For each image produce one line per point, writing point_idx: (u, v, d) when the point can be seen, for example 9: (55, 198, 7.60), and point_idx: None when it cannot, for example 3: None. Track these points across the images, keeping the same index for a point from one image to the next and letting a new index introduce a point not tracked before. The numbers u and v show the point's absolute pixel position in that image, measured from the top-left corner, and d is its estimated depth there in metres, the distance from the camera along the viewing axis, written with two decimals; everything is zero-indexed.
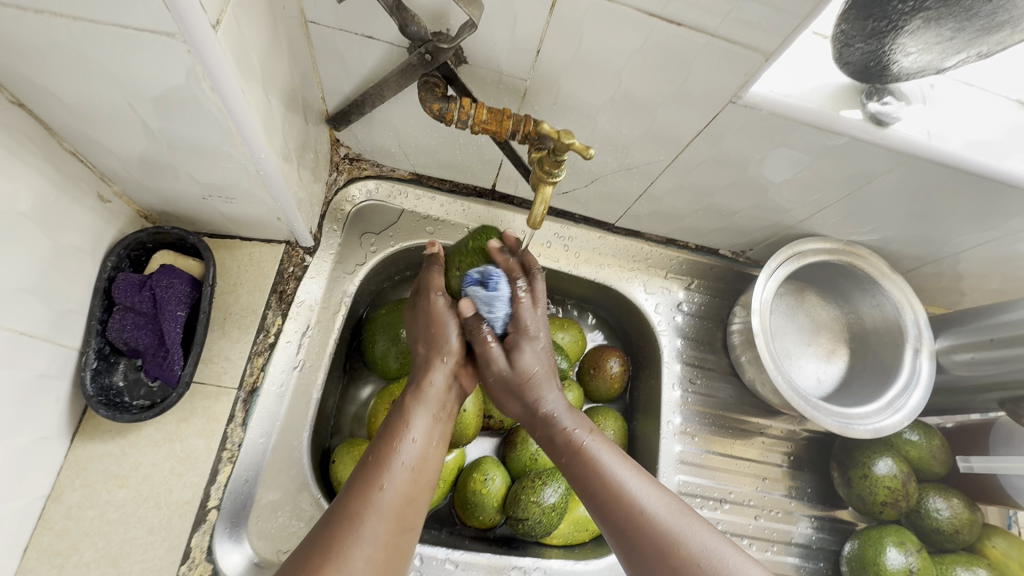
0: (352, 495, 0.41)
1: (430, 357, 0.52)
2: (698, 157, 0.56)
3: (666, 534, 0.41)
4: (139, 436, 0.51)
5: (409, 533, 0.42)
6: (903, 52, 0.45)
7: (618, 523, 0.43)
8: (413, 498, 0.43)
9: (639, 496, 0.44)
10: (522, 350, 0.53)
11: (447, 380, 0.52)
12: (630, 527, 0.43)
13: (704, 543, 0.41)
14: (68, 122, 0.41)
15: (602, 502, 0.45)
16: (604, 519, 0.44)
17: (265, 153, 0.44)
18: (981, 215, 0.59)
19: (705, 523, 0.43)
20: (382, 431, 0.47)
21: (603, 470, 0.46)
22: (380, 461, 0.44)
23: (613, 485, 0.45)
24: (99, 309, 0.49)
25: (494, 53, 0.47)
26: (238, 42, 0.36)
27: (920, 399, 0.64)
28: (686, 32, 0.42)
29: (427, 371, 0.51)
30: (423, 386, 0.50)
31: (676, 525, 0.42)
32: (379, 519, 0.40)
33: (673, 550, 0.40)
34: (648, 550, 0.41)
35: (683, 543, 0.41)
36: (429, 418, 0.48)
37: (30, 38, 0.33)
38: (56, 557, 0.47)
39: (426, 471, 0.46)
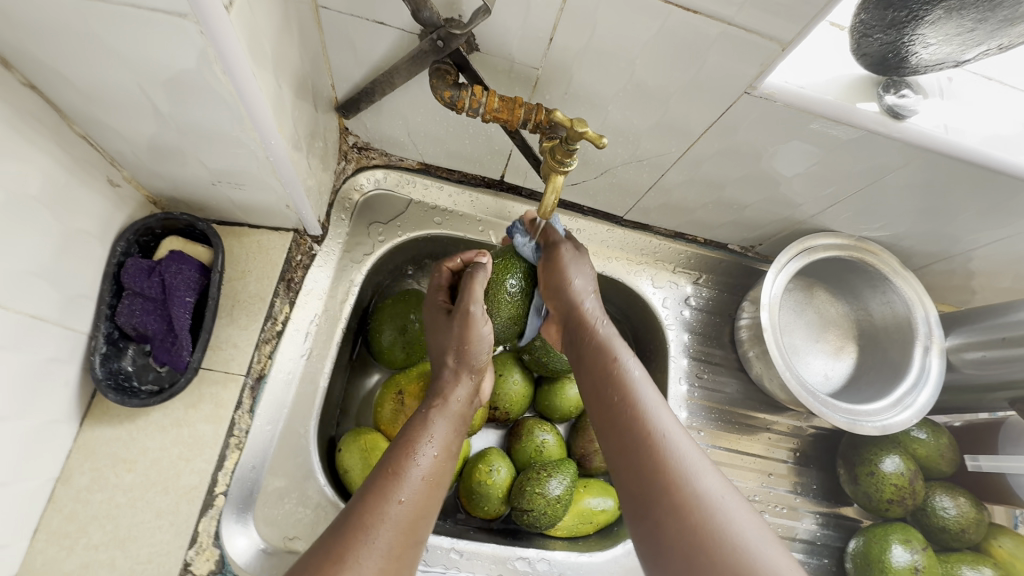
0: (366, 502, 0.41)
1: (454, 370, 0.53)
2: (710, 149, 0.55)
3: (679, 472, 0.41)
4: (147, 421, 0.51)
5: (416, 546, 0.42)
6: (923, 43, 0.44)
7: (636, 443, 0.44)
8: (424, 511, 0.43)
9: (663, 429, 0.44)
10: (574, 266, 0.56)
11: (468, 397, 0.53)
12: (643, 448, 0.43)
13: (717, 491, 0.40)
14: (79, 105, 0.41)
15: (622, 429, 0.45)
16: (620, 442, 0.45)
17: (275, 138, 0.44)
18: (995, 212, 0.58)
19: (722, 475, 0.42)
20: (399, 440, 0.47)
21: (632, 399, 0.47)
22: (398, 471, 0.44)
23: (638, 415, 0.45)
24: (108, 294, 0.49)
25: (506, 41, 0.47)
26: (250, 25, 0.36)
27: (930, 397, 0.63)
28: (702, 20, 0.41)
29: (449, 385, 0.53)
30: (445, 401, 0.51)
31: (691, 466, 0.42)
32: (392, 529, 0.40)
33: (682, 487, 0.40)
34: (655, 480, 0.42)
35: (692, 484, 0.40)
36: (448, 429, 0.49)
37: (42, 18, 0.33)
38: (65, 539, 0.47)
39: (439, 485, 0.46)
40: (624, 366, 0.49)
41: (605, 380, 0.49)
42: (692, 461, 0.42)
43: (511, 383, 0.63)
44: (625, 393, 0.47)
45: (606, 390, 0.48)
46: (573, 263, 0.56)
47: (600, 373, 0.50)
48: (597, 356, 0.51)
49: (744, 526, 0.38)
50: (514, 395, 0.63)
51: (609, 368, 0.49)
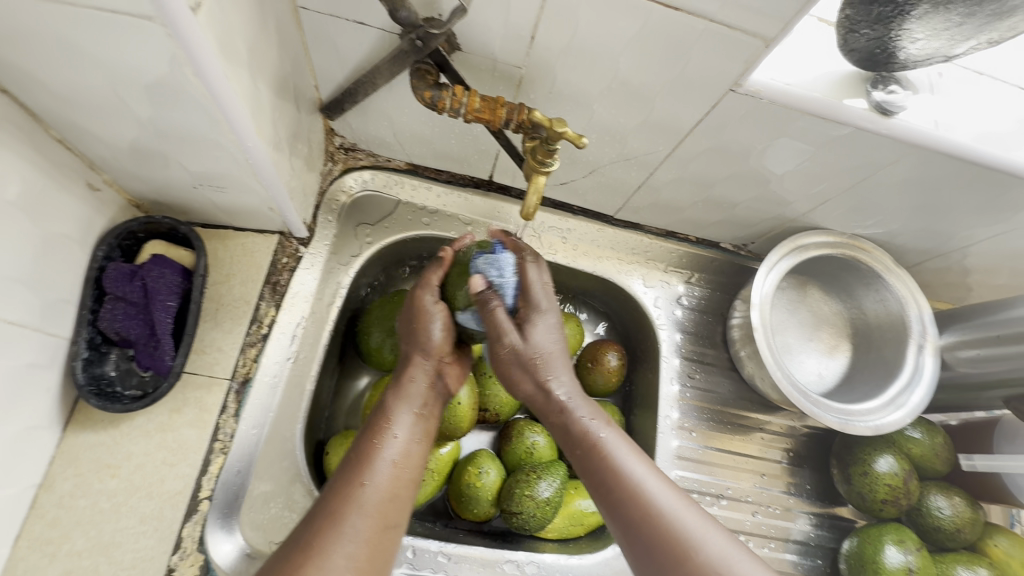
0: (335, 493, 0.41)
1: (411, 352, 0.52)
2: (698, 147, 0.54)
3: (682, 541, 0.39)
4: (131, 426, 0.51)
5: (393, 530, 0.42)
6: (911, 38, 0.43)
7: (633, 520, 0.41)
8: (398, 494, 0.43)
9: (655, 496, 0.42)
10: (536, 323, 0.50)
11: (429, 379, 0.51)
12: (644, 530, 0.40)
13: (722, 549, 0.39)
14: (54, 108, 0.41)
15: (618, 509, 0.42)
16: (619, 521, 0.42)
17: (253, 140, 0.43)
18: (988, 209, 0.57)
19: (719, 528, 0.41)
20: (366, 427, 0.47)
21: (621, 471, 0.44)
22: (363, 458, 0.44)
23: (631, 488, 0.43)
24: (90, 299, 0.49)
25: (487, 40, 0.46)
26: (222, 27, 0.36)
27: (923, 396, 0.62)
28: (684, 16, 0.41)
29: (407, 367, 0.51)
30: (403, 383, 0.50)
31: (693, 530, 0.40)
32: (361, 515, 0.40)
33: (689, 556, 0.38)
34: (661, 557, 0.39)
35: (700, 550, 0.39)
36: (412, 414, 0.48)
37: (9, 22, 0.33)
38: (47, 546, 0.47)
39: (412, 467, 0.46)
40: (607, 443, 0.46)
41: (588, 451, 0.46)
42: (693, 524, 0.40)
43: (502, 384, 0.62)
44: (613, 467, 0.44)
45: (592, 461, 0.45)
46: (536, 324, 0.50)
47: (579, 448, 0.47)
48: (577, 428, 0.47)
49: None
50: (505, 396, 0.63)
51: (591, 442, 0.46)
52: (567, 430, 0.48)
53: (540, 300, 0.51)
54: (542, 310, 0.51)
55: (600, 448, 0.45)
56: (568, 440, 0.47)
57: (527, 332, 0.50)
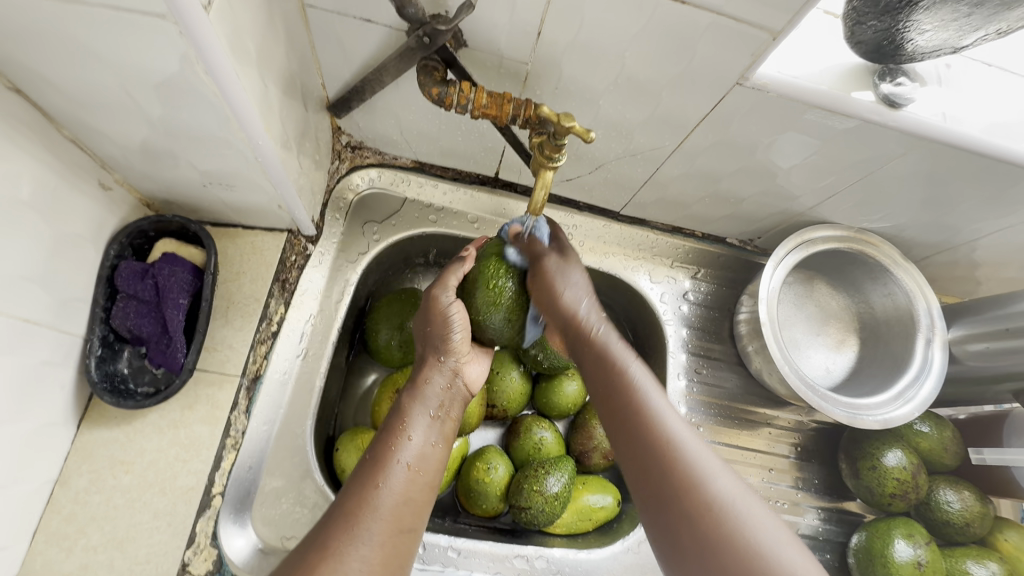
0: (350, 496, 0.42)
1: (427, 355, 0.52)
2: (705, 141, 0.54)
3: (692, 475, 0.39)
4: (144, 423, 0.51)
5: (408, 534, 0.42)
6: (919, 29, 0.43)
7: (646, 451, 0.42)
8: (412, 498, 0.44)
9: (672, 429, 0.42)
10: (570, 260, 0.52)
11: (446, 380, 0.52)
12: (656, 453, 0.41)
13: (730, 490, 0.39)
14: (67, 109, 0.41)
15: (633, 434, 0.43)
16: (630, 450, 0.43)
17: (263, 138, 0.44)
18: (997, 201, 0.57)
19: (731, 472, 0.41)
20: (382, 429, 0.48)
21: (642, 398, 0.45)
22: (378, 462, 0.44)
23: (643, 411, 0.44)
24: (102, 297, 0.50)
25: (493, 36, 0.46)
26: (232, 25, 0.36)
27: (932, 390, 0.62)
28: (691, 10, 0.41)
29: (424, 368, 0.52)
30: (418, 386, 0.51)
31: (704, 467, 0.40)
32: (376, 517, 0.41)
33: (695, 488, 0.39)
34: (666, 488, 0.40)
35: (707, 485, 0.39)
36: (426, 417, 0.49)
37: (24, 23, 0.33)
38: (64, 541, 0.47)
39: (427, 470, 0.46)
40: (631, 371, 0.47)
41: (612, 384, 0.46)
42: (704, 461, 0.40)
43: (509, 380, 0.62)
44: (632, 389, 0.45)
45: (614, 391, 0.46)
46: (560, 273, 0.51)
47: (603, 374, 0.48)
48: (603, 359, 0.48)
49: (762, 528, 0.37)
50: (512, 392, 0.63)
51: (618, 368, 0.47)
52: (598, 354, 0.49)
53: (565, 244, 0.54)
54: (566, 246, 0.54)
55: (624, 374, 0.47)
56: (598, 370, 0.48)
57: (565, 258, 0.52)
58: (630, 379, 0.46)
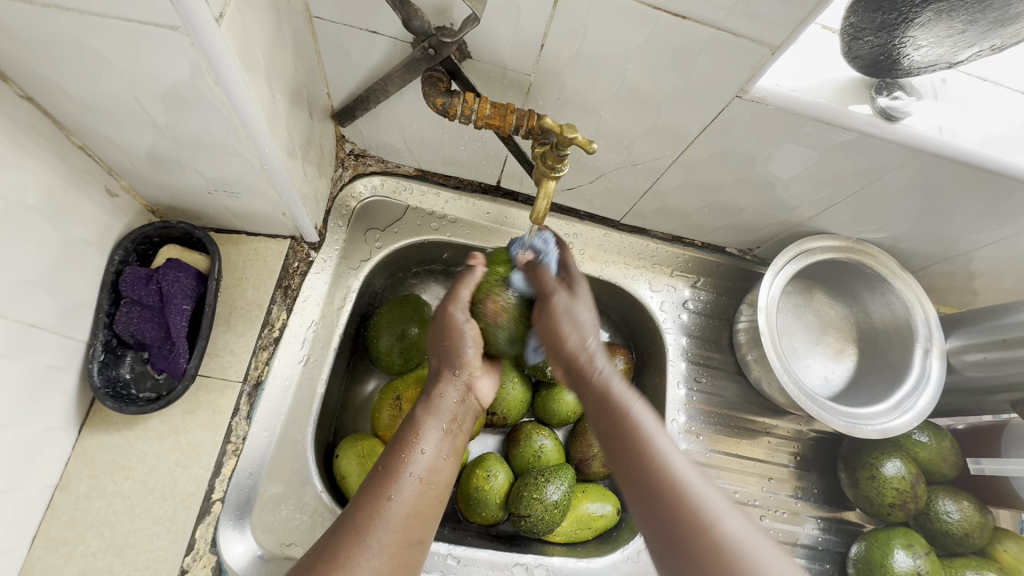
0: (360, 505, 0.42)
1: (441, 367, 0.52)
2: (704, 152, 0.55)
3: (701, 516, 0.38)
4: (145, 429, 0.51)
5: (416, 547, 0.42)
6: (914, 45, 0.44)
7: (652, 491, 0.41)
8: (423, 511, 0.44)
9: (678, 472, 0.41)
10: (580, 292, 0.54)
11: (459, 394, 0.52)
12: (660, 496, 0.40)
13: (740, 533, 0.38)
14: (77, 116, 0.42)
15: (636, 476, 0.42)
16: (637, 492, 0.42)
17: (269, 147, 0.44)
18: (993, 213, 0.57)
19: (742, 512, 0.39)
20: (395, 439, 0.47)
21: (645, 440, 0.43)
22: (390, 472, 0.44)
23: (646, 449, 0.43)
24: (106, 302, 0.50)
25: (498, 48, 0.47)
26: (241, 36, 0.37)
27: (930, 400, 0.63)
28: (691, 25, 0.41)
29: (438, 383, 0.52)
30: (433, 397, 0.50)
31: (711, 509, 0.39)
32: (386, 529, 0.41)
33: (706, 529, 0.38)
34: (675, 525, 0.39)
35: (716, 527, 0.38)
36: (440, 430, 0.48)
37: (37, 31, 0.34)
38: (63, 547, 0.47)
39: (438, 483, 0.46)
40: (635, 413, 0.46)
41: (614, 425, 0.45)
42: (713, 502, 0.39)
43: (509, 389, 0.63)
44: (636, 431, 0.44)
45: (616, 424, 0.45)
46: (568, 310, 0.52)
47: (606, 422, 0.46)
48: (609, 398, 0.47)
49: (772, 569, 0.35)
50: (512, 400, 0.63)
51: (620, 411, 0.46)
52: (600, 397, 0.48)
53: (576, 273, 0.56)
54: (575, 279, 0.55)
55: (626, 416, 0.45)
56: (599, 408, 0.47)
57: (573, 294, 0.54)
58: (633, 418, 0.45)
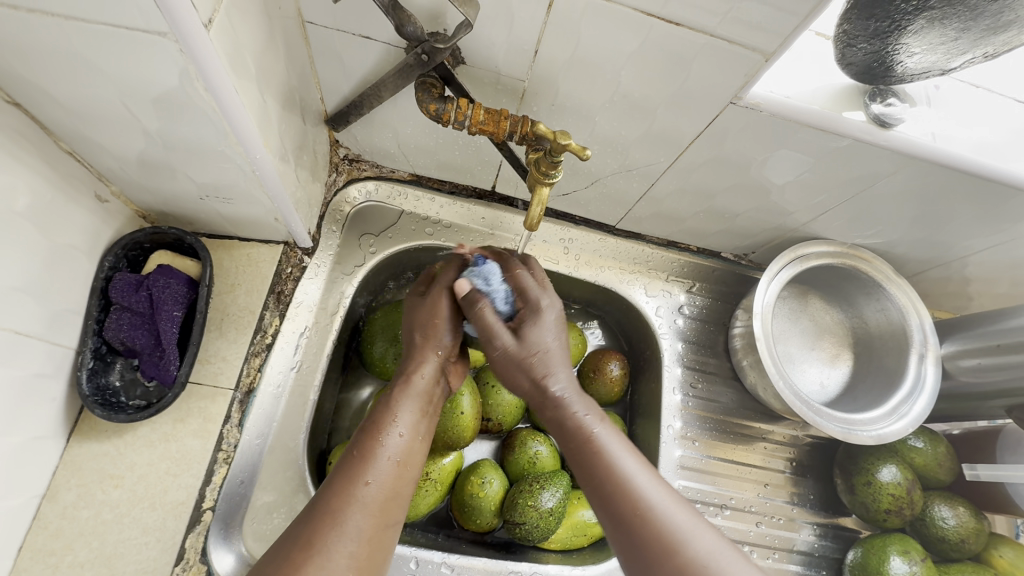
0: (334, 488, 0.41)
1: (421, 345, 0.52)
2: (699, 158, 0.55)
3: (671, 535, 0.39)
4: (135, 437, 0.51)
5: (391, 529, 0.42)
6: (908, 52, 0.44)
7: (622, 516, 0.41)
8: (398, 492, 0.43)
9: (646, 491, 0.42)
10: (542, 317, 0.50)
11: (436, 374, 0.51)
12: (634, 521, 0.40)
13: (708, 545, 0.39)
14: (65, 122, 0.41)
15: (606, 496, 0.42)
16: (610, 518, 0.42)
17: (260, 152, 0.44)
18: (986, 219, 0.57)
19: (709, 527, 0.41)
20: (367, 421, 0.46)
21: (612, 462, 0.44)
22: (366, 455, 0.43)
23: (616, 475, 0.43)
24: (96, 309, 0.49)
25: (491, 54, 0.47)
26: (231, 41, 0.36)
27: (926, 406, 0.63)
28: (685, 32, 0.41)
29: (416, 360, 0.51)
30: (411, 378, 0.49)
31: (682, 526, 0.40)
32: (362, 513, 0.40)
33: (676, 550, 0.39)
34: (648, 553, 0.39)
35: (688, 545, 0.39)
36: (416, 411, 0.48)
37: (23, 37, 0.33)
38: (50, 557, 0.46)
39: (413, 465, 0.45)
40: (601, 437, 0.45)
41: (581, 448, 0.45)
42: (681, 520, 0.40)
43: (504, 394, 0.62)
44: (607, 460, 0.44)
45: (584, 453, 0.45)
46: (533, 334, 0.50)
47: (574, 441, 0.46)
48: (571, 422, 0.47)
49: None
50: (507, 406, 0.63)
51: (585, 434, 0.46)
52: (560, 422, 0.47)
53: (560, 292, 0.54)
54: (546, 301, 0.52)
55: (594, 441, 0.45)
56: (564, 434, 0.47)
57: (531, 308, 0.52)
58: (598, 442, 0.45)
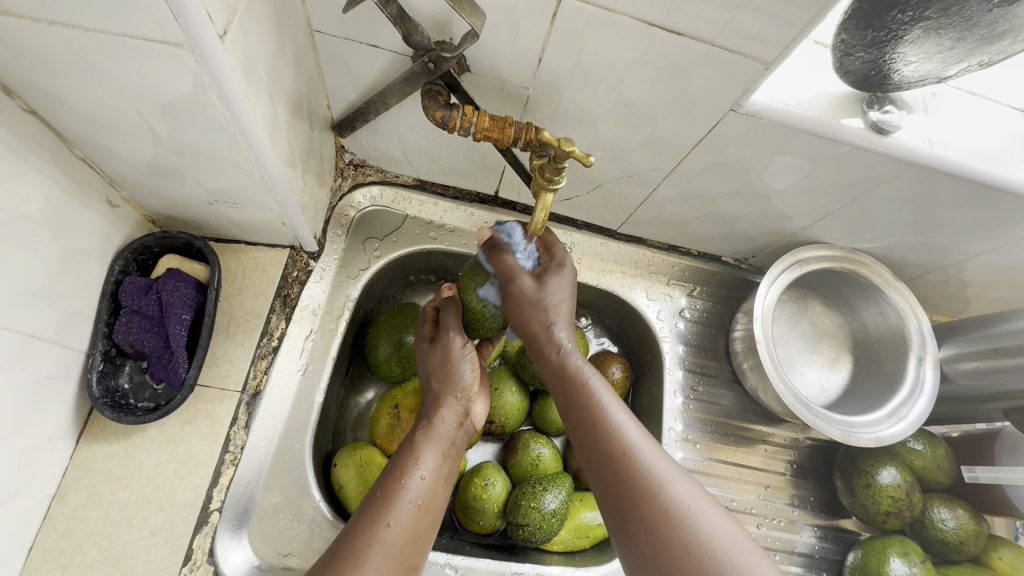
0: (356, 529, 0.41)
1: (440, 392, 0.53)
2: (700, 164, 0.56)
3: (651, 481, 0.42)
4: (143, 438, 0.51)
5: (411, 572, 0.42)
6: (904, 61, 0.45)
7: (606, 457, 0.44)
8: (418, 536, 0.43)
9: (630, 440, 0.45)
10: (552, 275, 0.50)
11: (457, 418, 0.53)
12: (614, 464, 0.43)
13: (687, 499, 0.41)
14: (79, 129, 0.42)
15: (592, 442, 0.46)
16: (595, 459, 0.45)
17: (270, 159, 0.45)
18: (982, 224, 0.58)
19: (690, 482, 0.43)
20: (391, 464, 0.47)
21: (600, 408, 0.47)
22: (387, 496, 0.44)
23: (603, 423, 0.46)
24: (105, 312, 0.50)
25: (496, 62, 0.48)
26: (244, 50, 0.37)
27: (924, 409, 0.63)
28: (686, 41, 0.42)
29: (439, 408, 0.52)
30: (434, 423, 0.51)
31: (663, 475, 0.42)
32: (383, 555, 0.40)
33: (654, 492, 0.41)
34: (626, 496, 0.42)
35: (664, 493, 0.41)
36: (438, 454, 0.49)
37: (41, 47, 0.34)
38: (60, 558, 0.47)
39: (433, 509, 0.46)
40: (591, 385, 0.48)
41: (575, 395, 0.49)
42: (661, 470, 0.43)
43: (506, 397, 0.63)
44: (595, 404, 0.47)
45: (574, 396, 0.48)
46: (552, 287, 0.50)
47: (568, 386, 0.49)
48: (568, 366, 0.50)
49: (714, 532, 0.39)
50: (509, 409, 0.63)
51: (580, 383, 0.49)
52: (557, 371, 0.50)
53: (561, 257, 0.52)
54: (557, 266, 0.51)
55: (585, 389, 0.48)
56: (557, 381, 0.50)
57: (542, 279, 0.50)
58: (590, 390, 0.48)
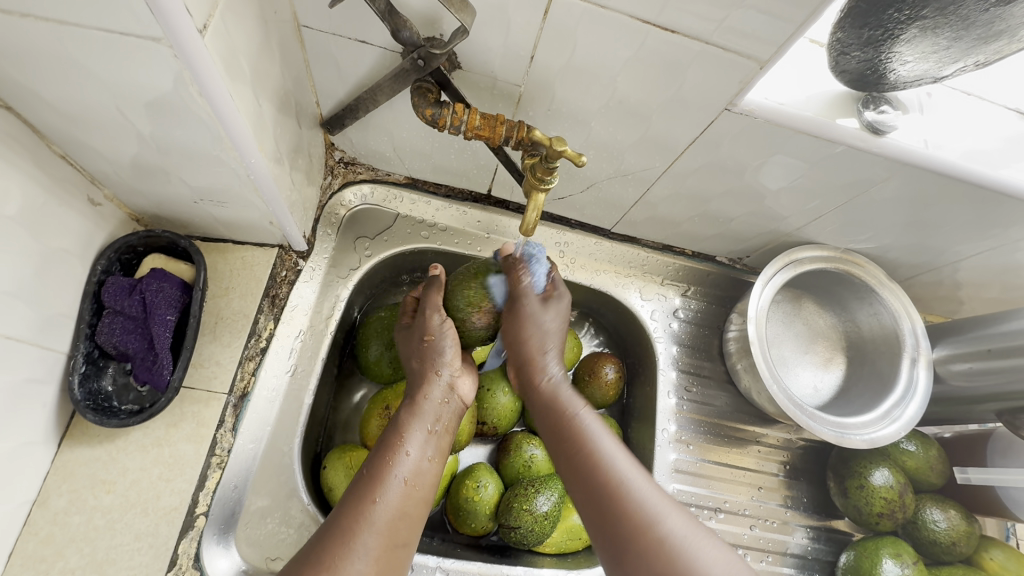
0: (346, 509, 0.42)
1: (423, 370, 0.52)
2: (694, 163, 0.55)
3: (646, 513, 0.43)
4: (127, 441, 0.50)
5: (402, 548, 0.42)
6: (900, 60, 0.44)
7: (600, 493, 0.45)
8: (406, 513, 0.44)
9: (622, 472, 0.45)
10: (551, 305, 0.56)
11: (444, 394, 0.52)
12: (609, 496, 0.44)
13: (680, 527, 0.42)
14: (57, 125, 0.41)
15: (585, 473, 0.46)
16: (588, 491, 0.46)
17: (255, 157, 0.44)
18: (975, 225, 0.58)
19: (683, 511, 0.44)
20: (380, 444, 0.47)
21: (592, 443, 0.48)
22: (374, 477, 0.44)
23: (596, 455, 0.47)
24: (88, 313, 0.49)
25: (487, 60, 0.47)
26: (226, 44, 0.36)
27: (917, 410, 0.63)
28: (681, 39, 0.41)
29: (422, 385, 0.51)
30: (418, 400, 0.50)
31: (656, 506, 0.43)
32: (372, 533, 0.41)
33: (650, 526, 0.42)
34: (623, 528, 0.42)
35: (659, 524, 0.42)
36: (425, 432, 0.49)
37: (14, 41, 0.33)
38: (40, 564, 0.46)
39: (421, 486, 0.46)
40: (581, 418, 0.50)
41: (566, 427, 0.50)
42: (655, 500, 0.44)
43: (499, 398, 0.62)
44: (585, 438, 0.49)
45: (567, 431, 0.50)
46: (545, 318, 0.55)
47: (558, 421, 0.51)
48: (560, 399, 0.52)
49: (708, 561, 0.40)
50: (502, 410, 0.63)
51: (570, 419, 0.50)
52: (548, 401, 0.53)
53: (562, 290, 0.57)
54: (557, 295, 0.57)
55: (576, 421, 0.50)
56: (548, 411, 0.52)
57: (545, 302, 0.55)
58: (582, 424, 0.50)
